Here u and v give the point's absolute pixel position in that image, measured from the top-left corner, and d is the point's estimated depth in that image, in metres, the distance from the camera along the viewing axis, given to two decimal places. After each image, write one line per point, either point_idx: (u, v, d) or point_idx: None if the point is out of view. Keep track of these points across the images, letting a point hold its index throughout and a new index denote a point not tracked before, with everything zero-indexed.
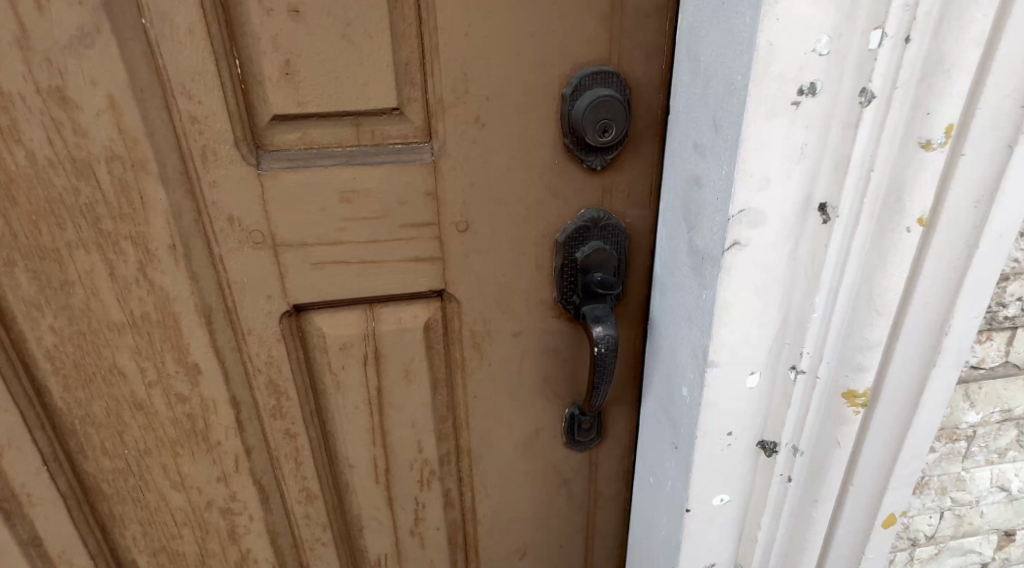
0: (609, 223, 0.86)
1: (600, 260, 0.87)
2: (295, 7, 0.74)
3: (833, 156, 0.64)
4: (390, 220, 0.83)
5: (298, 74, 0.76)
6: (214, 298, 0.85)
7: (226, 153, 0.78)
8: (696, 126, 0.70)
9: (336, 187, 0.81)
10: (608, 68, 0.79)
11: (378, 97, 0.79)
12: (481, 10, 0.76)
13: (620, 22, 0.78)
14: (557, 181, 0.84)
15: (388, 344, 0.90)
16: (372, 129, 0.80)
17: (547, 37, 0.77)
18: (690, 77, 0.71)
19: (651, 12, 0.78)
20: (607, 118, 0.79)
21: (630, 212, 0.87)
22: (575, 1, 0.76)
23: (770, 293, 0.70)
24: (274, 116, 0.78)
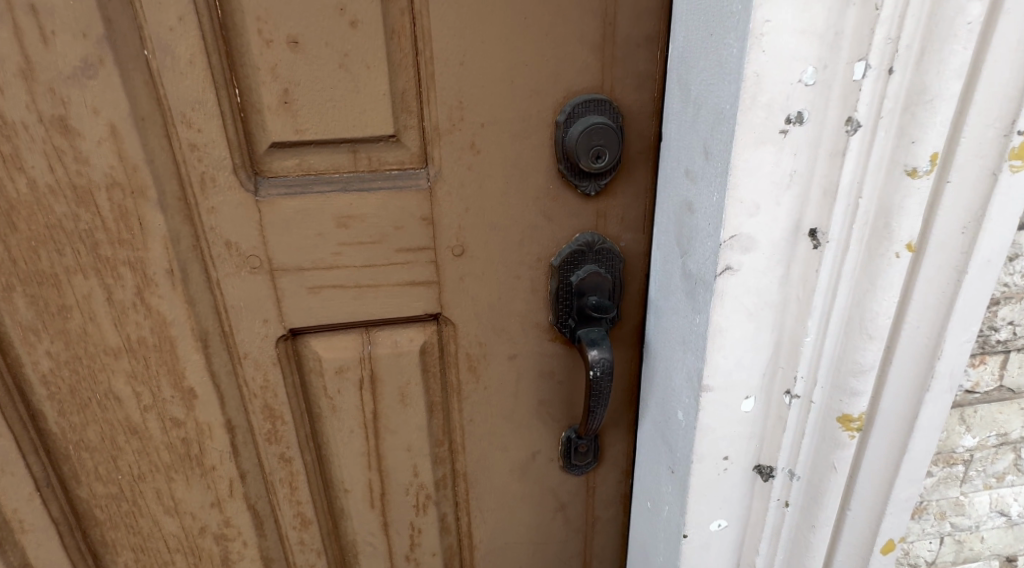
0: (603, 247, 0.87)
1: (596, 284, 0.88)
2: (294, 38, 0.75)
3: (821, 183, 0.65)
4: (386, 244, 0.84)
5: (296, 103, 0.77)
6: (210, 323, 0.86)
7: (225, 179, 0.79)
8: (690, 153, 0.72)
9: (332, 212, 0.82)
10: (601, 95, 0.81)
11: (375, 124, 0.80)
12: (476, 40, 0.77)
13: (612, 51, 0.79)
14: (552, 206, 0.85)
15: (384, 368, 0.91)
16: (369, 155, 0.81)
17: (540, 66, 0.79)
18: (683, 105, 0.72)
19: (643, 42, 0.79)
20: (600, 144, 0.80)
21: (624, 235, 0.88)
22: (568, 31, 0.78)
23: (763, 318, 0.71)
24: (272, 143, 0.79)
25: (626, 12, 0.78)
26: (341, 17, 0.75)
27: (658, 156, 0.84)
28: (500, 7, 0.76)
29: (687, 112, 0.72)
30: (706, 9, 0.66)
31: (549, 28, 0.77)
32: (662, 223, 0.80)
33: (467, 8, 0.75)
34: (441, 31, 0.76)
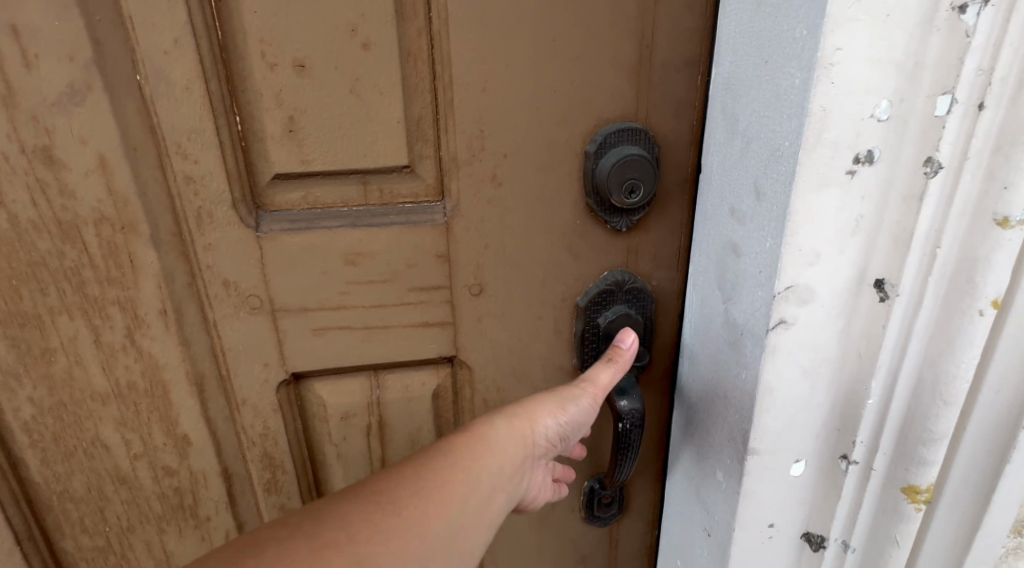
0: (634, 286, 0.79)
1: (627, 327, 0.80)
2: (301, 61, 0.68)
3: (893, 230, 0.58)
4: (398, 283, 0.77)
5: (302, 131, 0.70)
6: (206, 366, 0.80)
7: (223, 214, 0.73)
8: (738, 191, 0.64)
9: (340, 249, 0.75)
10: (635, 124, 0.74)
11: (388, 154, 0.72)
12: (500, 65, 0.70)
13: (646, 76, 0.72)
14: (579, 242, 0.77)
15: (395, 413, 0.84)
16: (381, 187, 0.74)
17: (569, 91, 0.72)
18: (730, 138, 0.65)
19: (682, 66, 0.72)
20: (634, 178, 0.73)
21: (656, 273, 0.80)
22: (601, 55, 0.71)
23: (819, 376, 0.64)
24: (275, 174, 0.72)
25: (663, 33, 0.71)
26: (353, 38, 0.67)
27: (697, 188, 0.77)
28: (529, 28, 0.69)
29: (735, 145, 0.64)
30: (760, 33, 0.59)
31: (580, 52, 0.70)
32: (700, 262, 0.73)
33: (491, 29, 0.68)
34: (462, 53, 0.69)
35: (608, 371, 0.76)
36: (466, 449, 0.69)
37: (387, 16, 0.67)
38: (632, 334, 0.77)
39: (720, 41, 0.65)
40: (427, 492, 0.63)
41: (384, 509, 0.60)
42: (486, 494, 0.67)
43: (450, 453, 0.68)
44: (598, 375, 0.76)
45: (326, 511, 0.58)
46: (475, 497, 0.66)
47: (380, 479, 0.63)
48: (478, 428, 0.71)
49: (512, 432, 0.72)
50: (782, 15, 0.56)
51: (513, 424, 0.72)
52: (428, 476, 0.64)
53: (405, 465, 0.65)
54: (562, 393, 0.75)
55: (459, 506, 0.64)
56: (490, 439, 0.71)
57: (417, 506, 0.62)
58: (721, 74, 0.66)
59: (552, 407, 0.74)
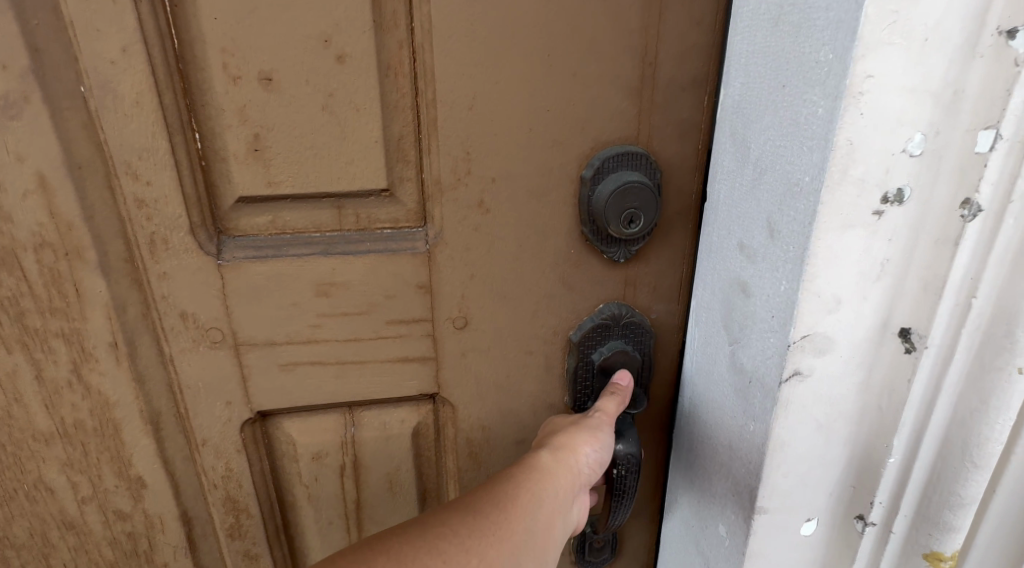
0: (632, 321, 0.73)
1: (625, 364, 0.74)
2: (267, 74, 0.61)
3: (921, 276, 0.53)
4: (375, 315, 0.70)
5: (268, 150, 0.63)
6: (163, 403, 0.73)
7: (179, 240, 0.66)
8: (747, 227, 0.58)
9: (311, 279, 0.68)
10: (635, 148, 0.67)
11: (365, 176, 0.65)
12: (489, 81, 0.63)
13: (648, 96, 0.66)
14: (573, 273, 0.71)
15: (371, 452, 0.77)
16: (356, 212, 0.67)
17: (564, 111, 0.65)
18: (739, 167, 0.58)
19: (687, 86, 0.66)
20: (634, 207, 0.67)
21: (655, 306, 0.74)
22: (599, 72, 0.65)
23: (835, 431, 0.58)
24: (239, 198, 0.66)
25: (667, 50, 0.65)
26: (326, 50, 0.61)
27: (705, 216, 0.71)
28: (520, 42, 0.62)
29: (745, 175, 0.58)
30: (776, 53, 0.52)
31: (576, 69, 0.64)
32: (703, 297, 0.66)
33: (480, 42, 0.62)
34: (447, 67, 0.62)
35: (615, 402, 0.70)
36: (514, 483, 0.64)
37: (363, 26, 0.60)
38: (628, 371, 0.73)
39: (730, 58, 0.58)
40: (486, 524, 0.60)
41: (442, 539, 0.58)
42: (542, 532, 0.63)
43: (502, 488, 0.63)
44: (606, 405, 0.70)
45: (380, 553, 0.55)
46: (533, 537, 0.62)
47: (441, 511, 0.61)
48: (530, 459, 0.66)
49: (555, 468, 0.65)
50: (802, 35, 0.50)
51: (560, 460, 0.66)
52: (482, 518, 0.60)
53: (461, 503, 0.62)
54: (583, 420, 0.69)
55: (516, 547, 0.61)
56: (542, 476, 0.65)
57: (468, 553, 0.58)
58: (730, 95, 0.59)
59: (588, 436, 0.67)
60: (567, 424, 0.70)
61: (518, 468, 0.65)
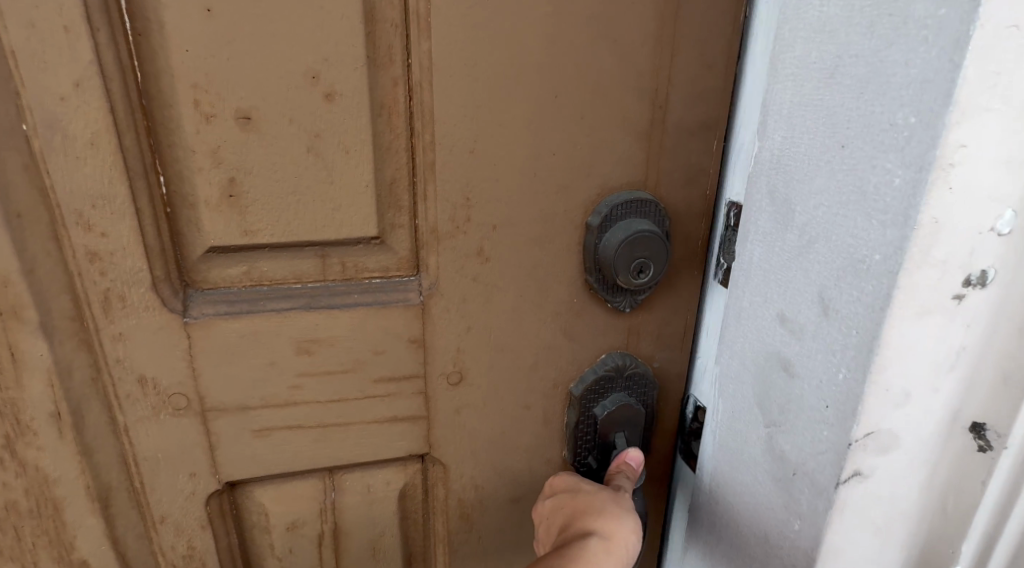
0: (636, 371, 0.69)
1: (630, 419, 0.69)
2: (246, 113, 0.54)
3: (999, 369, 0.51)
4: (362, 373, 0.63)
5: (246, 196, 0.56)
6: (114, 477, 0.64)
7: (139, 297, 0.58)
8: (790, 297, 0.54)
9: (292, 335, 0.61)
10: (645, 193, 0.63)
11: (353, 224, 0.59)
12: (493, 123, 0.57)
13: (657, 139, 0.62)
14: (575, 323, 0.66)
15: (352, 519, 0.70)
16: (343, 261, 0.60)
17: (571, 154, 0.60)
18: (778, 229, 0.54)
19: (699, 128, 0.62)
20: (644, 257, 0.63)
21: (658, 354, 0.70)
22: (607, 114, 0.60)
23: (890, 531, 0.56)
24: (210, 247, 0.58)
25: (679, 92, 0.60)
26: (314, 87, 0.54)
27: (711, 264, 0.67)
28: (527, 82, 0.57)
29: (789, 245, 0.53)
30: (832, 106, 0.49)
31: (584, 111, 0.59)
32: (726, 378, 0.62)
33: (483, 81, 0.56)
34: (448, 108, 0.56)
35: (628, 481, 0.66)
36: None
37: (356, 62, 0.54)
38: (638, 452, 0.68)
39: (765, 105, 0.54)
40: None
41: None
42: None
43: None
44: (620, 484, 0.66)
45: None
46: None
47: None
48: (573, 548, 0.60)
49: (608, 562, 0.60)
50: (871, 89, 0.46)
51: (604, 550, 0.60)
52: None
53: None
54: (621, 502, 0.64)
55: None
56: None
57: None
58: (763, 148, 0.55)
59: (632, 521, 0.63)
60: (605, 501, 0.63)
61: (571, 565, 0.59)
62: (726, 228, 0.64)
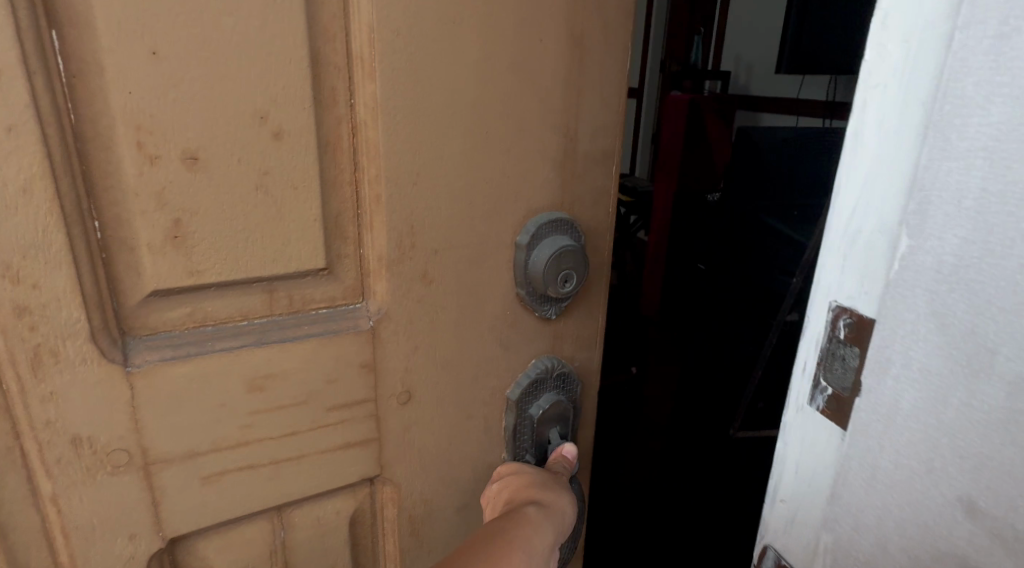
0: (564, 371, 0.74)
1: (562, 414, 0.74)
2: (192, 153, 0.52)
3: None
4: (315, 404, 0.62)
5: (191, 237, 0.54)
6: (39, 553, 0.58)
7: (74, 351, 0.54)
8: (977, 452, 0.42)
9: (242, 373, 0.59)
10: (558, 214, 0.67)
11: (301, 257, 0.59)
12: (432, 155, 0.60)
13: (573, 164, 0.67)
14: (510, 332, 0.69)
15: (302, 554, 0.68)
16: (289, 295, 0.60)
17: (502, 180, 0.64)
18: (961, 369, 0.42)
19: (606, 155, 0.68)
20: (569, 267, 0.67)
21: (579, 355, 0.75)
22: (533, 143, 0.64)
23: None
24: (150, 291, 0.55)
25: (589, 123, 0.66)
26: (262, 126, 0.54)
27: (792, 385, 0.53)
28: (462, 116, 0.60)
29: (966, 398, 0.42)
30: None
31: (513, 142, 0.63)
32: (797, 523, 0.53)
33: (423, 116, 0.58)
34: (394, 145, 0.58)
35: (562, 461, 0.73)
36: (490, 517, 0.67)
37: (303, 102, 0.55)
38: (571, 445, 0.74)
39: (919, 193, 0.43)
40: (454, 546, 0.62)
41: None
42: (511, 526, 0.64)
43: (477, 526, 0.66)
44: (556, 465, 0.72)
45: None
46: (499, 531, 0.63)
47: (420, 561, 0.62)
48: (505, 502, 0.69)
49: (545, 515, 0.65)
50: None
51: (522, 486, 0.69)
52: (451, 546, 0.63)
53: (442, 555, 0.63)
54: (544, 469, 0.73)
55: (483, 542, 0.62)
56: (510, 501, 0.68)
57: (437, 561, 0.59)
58: (857, 246, 0.47)
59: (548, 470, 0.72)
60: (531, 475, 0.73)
61: (506, 514, 0.65)
62: (824, 345, 0.49)
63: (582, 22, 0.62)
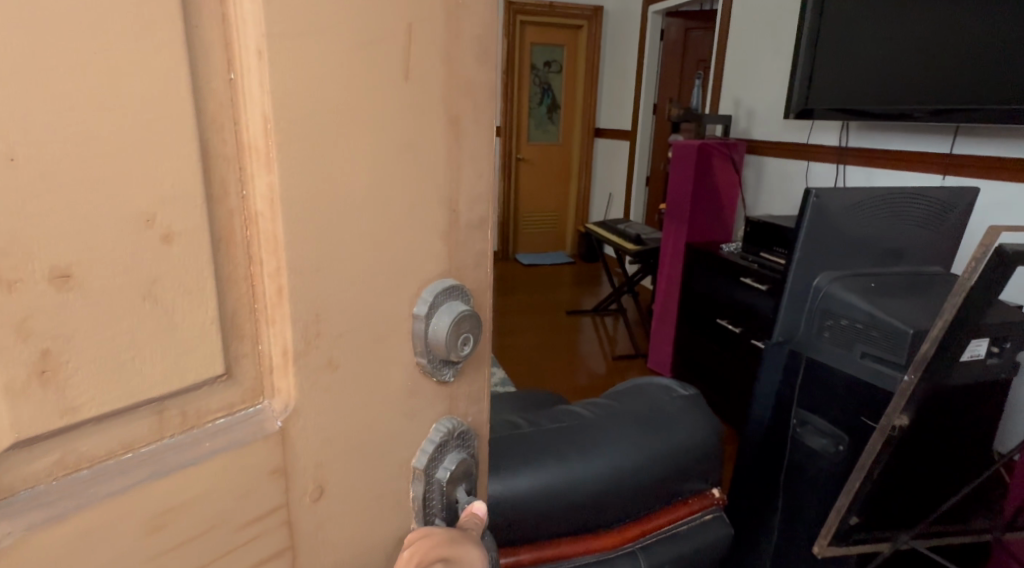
0: (462, 431, 0.70)
1: (465, 471, 0.70)
2: (64, 272, 0.45)
3: None
4: (224, 525, 0.55)
5: (65, 367, 0.46)
6: None
7: None
8: None
9: (137, 515, 0.50)
10: (449, 279, 0.63)
11: (198, 366, 0.51)
12: (330, 240, 0.55)
13: (459, 239, 0.64)
14: (412, 404, 0.65)
15: None
16: (184, 410, 0.52)
17: (398, 255, 0.59)
18: None
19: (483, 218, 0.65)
20: (467, 331, 0.62)
21: (472, 410, 0.71)
22: (428, 216, 0.60)
23: None
24: (8, 442, 0.45)
25: (470, 195, 0.63)
26: (149, 232, 0.47)
27: None
28: (356, 193, 0.55)
29: None
30: None
31: (411, 217, 0.59)
32: None
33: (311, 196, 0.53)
34: (296, 236, 0.53)
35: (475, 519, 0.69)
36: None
37: (195, 199, 0.49)
38: (482, 501, 0.70)
39: None
40: None
41: None
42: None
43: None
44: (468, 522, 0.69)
45: None
46: None
47: None
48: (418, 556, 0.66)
49: None
50: None
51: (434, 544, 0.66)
52: None
53: None
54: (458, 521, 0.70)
55: None
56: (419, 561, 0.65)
57: None
58: None
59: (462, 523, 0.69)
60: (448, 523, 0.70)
61: None
62: None
63: (459, 102, 0.59)
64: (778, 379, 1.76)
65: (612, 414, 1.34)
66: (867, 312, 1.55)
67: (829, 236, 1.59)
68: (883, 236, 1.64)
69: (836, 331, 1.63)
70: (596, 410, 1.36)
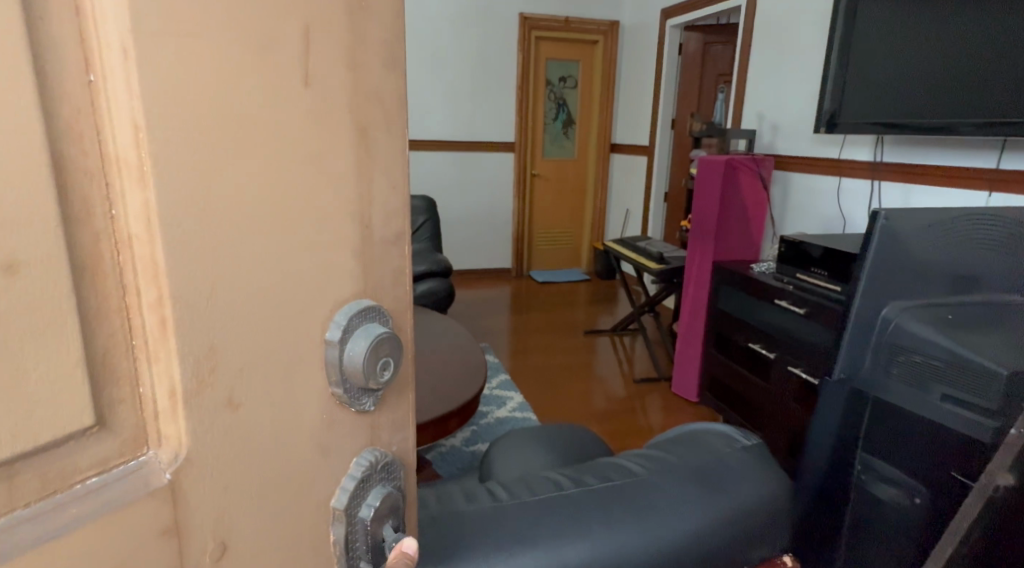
0: (388, 461, 0.62)
1: (392, 507, 0.63)
2: None
3: None
4: None
5: None
6: None
7: None
8: None
9: None
10: (366, 299, 0.57)
11: (61, 418, 0.44)
12: (217, 260, 0.48)
13: (375, 257, 0.57)
14: (329, 436, 0.58)
15: None
16: (47, 471, 0.45)
17: (301, 276, 0.53)
18: None
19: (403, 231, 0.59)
20: (387, 355, 0.56)
21: (395, 439, 0.63)
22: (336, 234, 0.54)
23: None
24: None
25: (384, 209, 0.57)
26: None
27: None
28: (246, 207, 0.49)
29: None
30: None
31: (313, 234, 0.53)
32: None
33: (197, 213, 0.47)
34: (174, 258, 0.47)
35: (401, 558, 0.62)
36: None
37: (47, 221, 0.43)
38: (412, 538, 0.63)
39: None
40: None
41: None
42: None
43: None
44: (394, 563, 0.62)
45: None
46: None
47: None
48: None
49: None
50: None
51: None
52: None
53: None
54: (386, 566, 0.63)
55: None
56: None
57: None
58: None
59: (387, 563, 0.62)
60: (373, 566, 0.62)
61: None
62: None
63: (367, 110, 0.54)
64: (834, 422, 1.53)
65: (668, 469, 1.16)
66: (945, 347, 1.43)
67: (902, 258, 1.39)
68: (957, 260, 1.40)
69: (908, 366, 1.45)
70: (647, 465, 1.17)
